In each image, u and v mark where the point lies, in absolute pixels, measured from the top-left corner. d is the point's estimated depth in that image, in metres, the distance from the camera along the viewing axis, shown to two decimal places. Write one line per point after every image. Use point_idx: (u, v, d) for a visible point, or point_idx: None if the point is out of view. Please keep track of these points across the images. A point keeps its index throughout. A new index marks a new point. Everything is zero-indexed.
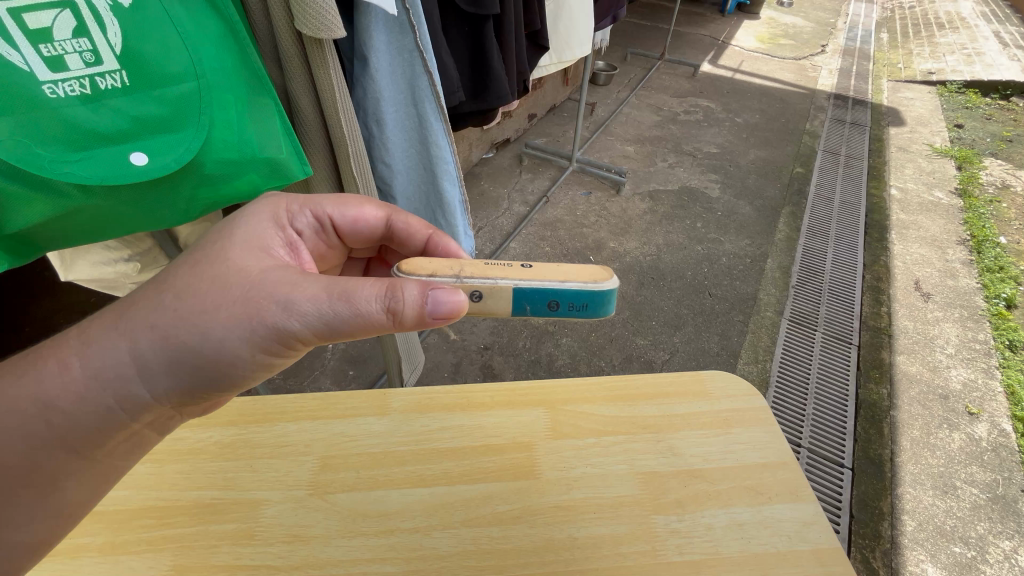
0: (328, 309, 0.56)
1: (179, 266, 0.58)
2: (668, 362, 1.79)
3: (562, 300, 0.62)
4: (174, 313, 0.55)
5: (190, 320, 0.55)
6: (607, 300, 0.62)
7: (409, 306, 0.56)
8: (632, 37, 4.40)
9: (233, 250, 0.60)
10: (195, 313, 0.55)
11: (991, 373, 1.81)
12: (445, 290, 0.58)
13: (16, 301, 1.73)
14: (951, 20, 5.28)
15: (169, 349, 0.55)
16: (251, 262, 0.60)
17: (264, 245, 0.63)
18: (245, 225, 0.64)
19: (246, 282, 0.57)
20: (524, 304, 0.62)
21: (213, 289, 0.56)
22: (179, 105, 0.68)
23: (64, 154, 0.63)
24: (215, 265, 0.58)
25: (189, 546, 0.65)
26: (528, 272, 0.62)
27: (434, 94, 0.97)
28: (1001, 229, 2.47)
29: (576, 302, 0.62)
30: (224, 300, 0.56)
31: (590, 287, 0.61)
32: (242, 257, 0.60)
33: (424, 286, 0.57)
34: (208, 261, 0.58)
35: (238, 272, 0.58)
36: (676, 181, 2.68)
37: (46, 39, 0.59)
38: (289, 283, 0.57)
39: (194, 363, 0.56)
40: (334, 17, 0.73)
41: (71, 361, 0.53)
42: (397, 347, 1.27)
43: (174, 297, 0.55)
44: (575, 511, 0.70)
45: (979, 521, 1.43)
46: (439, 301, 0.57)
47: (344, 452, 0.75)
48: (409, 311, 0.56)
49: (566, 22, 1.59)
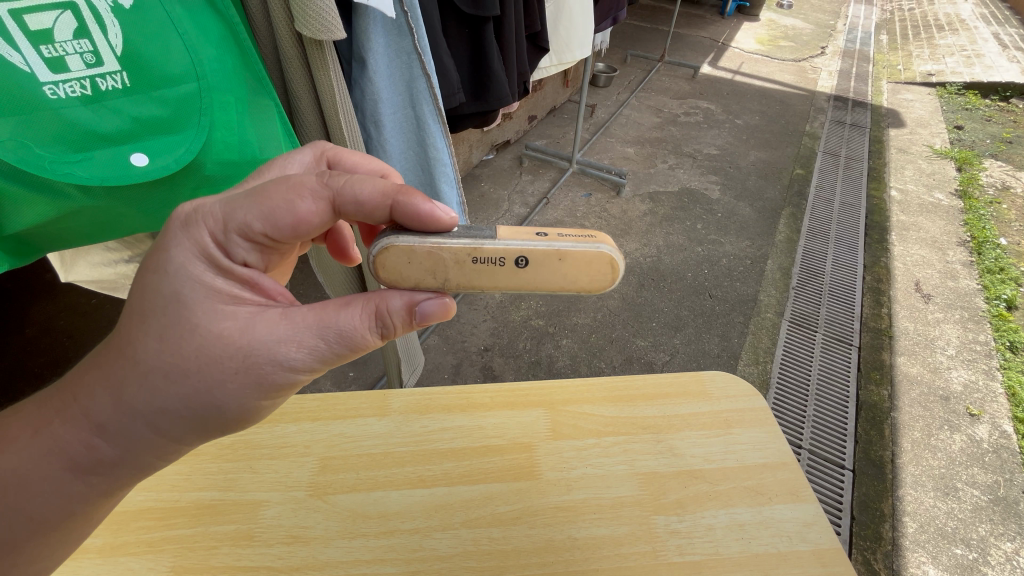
0: (329, 351, 0.56)
1: (148, 336, 0.52)
2: (668, 363, 1.79)
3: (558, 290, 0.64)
4: (178, 394, 0.52)
5: (204, 395, 0.53)
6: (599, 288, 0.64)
7: (401, 325, 0.59)
8: (632, 38, 4.42)
9: (198, 314, 0.53)
10: (201, 390, 0.53)
11: (991, 375, 1.80)
12: (431, 299, 0.60)
13: (17, 302, 1.74)
14: (951, 22, 5.29)
15: (189, 419, 0.54)
16: (226, 321, 0.53)
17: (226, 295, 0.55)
18: (191, 286, 0.54)
19: (234, 348, 0.53)
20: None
21: (209, 366, 0.52)
22: (179, 106, 0.68)
23: (64, 155, 0.63)
24: (193, 337, 0.52)
25: (189, 548, 0.65)
26: (521, 288, 0.61)
27: (433, 95, 0.97)
28: (1001, 230, 2.47)
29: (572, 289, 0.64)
30: (222, 373, 0.53)
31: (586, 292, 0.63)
32: (212, 320, 0.53)
33: (409, 301, 0.59)
34: (186, 330, 0.52)
35: (219, 341, 0.52)
36: (676, 183, 2.68)
37: (47, 40, 0.59)
38: (276, 338, 0.54)
39: (219, 425, 0.56)
40: (334, 18, 0.73)
41: (97, 442, 0.52)
42: (396, 349, 1.27)
43: (166, 378, 0.51)
44: (575, 512, 0.70)
45: (980, 523, 1.42)
46: (427, 312, 0.60)
47: (345, 453, 0.75)
48: (403, 328, 0.60)
49: (565, 24, 1.59)
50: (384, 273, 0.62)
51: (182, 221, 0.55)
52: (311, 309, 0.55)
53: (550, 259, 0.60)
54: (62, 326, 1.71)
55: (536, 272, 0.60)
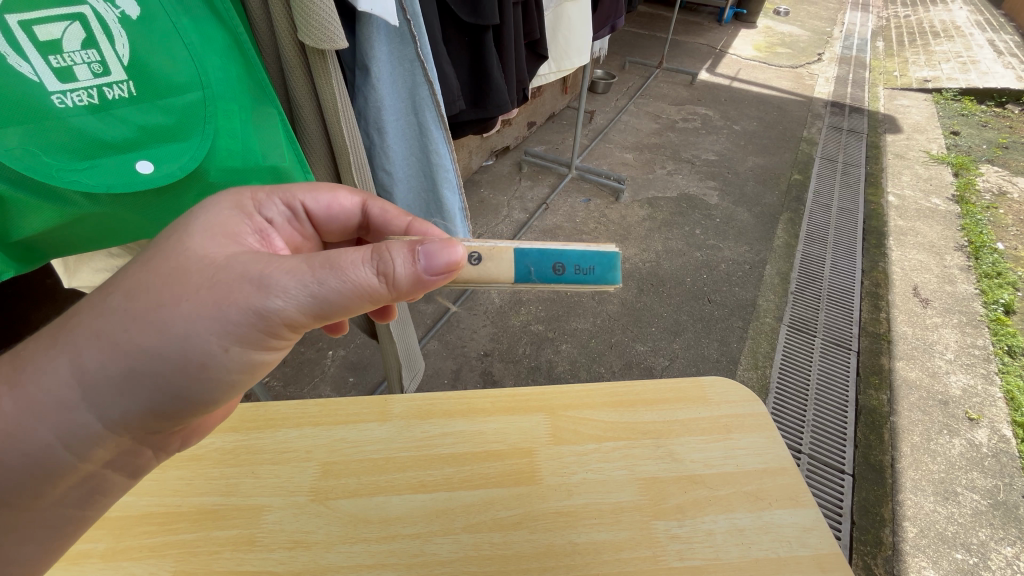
0: (312, 282, 0.52)
1: (131, 262, 0.54)
2: (668, 368, 1.79)
3: (568, 263, 0.62)
4: (126, 313, 0.50)
5: (148, 318, 0.50)
6: (610, 266, 0.63)
7: (398, 265, 0.54)
8: (630, 45, 4.45)
9: (191, 234, 0.55)
10: (151, 309, 0.50)
11: (990, 379, 1.81)
12: (437, 242, 0.55)
13: (18, 308, 1.74)
14: (946, 29, 5.34)
15: (123, 355, 0.50)
16: (214, 246, 0.55)
17: (230, 231, 0.59)
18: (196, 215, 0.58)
19: (209, 267, 0.53)
20: (526, 262, 0.62)
21: (174, 279, 0.51)
22: (184, 114, 0.69)
23: (71, 163, 0.64)
24: (171, 254, 0.53)
25: (190, 553, 0.65)
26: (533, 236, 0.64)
27: (434, 103, 0.98)
28: (998, 235, 2.49)
29: (582, 266, 0.63)
30: (184, 290, 0.51)
31: (595, 250, 0.62)
32: (202, 243, 0.55)
33: (413, 245, 0.54)
34: (158, 253, 0.53)
35: (201, 259, 0.53)
36: (675, 188, 2.70)
37: (56, 50, 0.60)
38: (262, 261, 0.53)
39: (158, 370, 0.52)
40: (336, 28, 0.74)
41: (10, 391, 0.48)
42: (396, 355, 1.28)
43: (124, 297, 0.51)
44: (576, 517, 0.70)
45: (980, 527, 1.43)
46: (432, 255, 0.54)
47: (346, 458, 0.75)
48: (401, 268, 0.54)
49: (564, 32, 1.61)
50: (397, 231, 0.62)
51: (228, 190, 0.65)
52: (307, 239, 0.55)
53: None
54: None
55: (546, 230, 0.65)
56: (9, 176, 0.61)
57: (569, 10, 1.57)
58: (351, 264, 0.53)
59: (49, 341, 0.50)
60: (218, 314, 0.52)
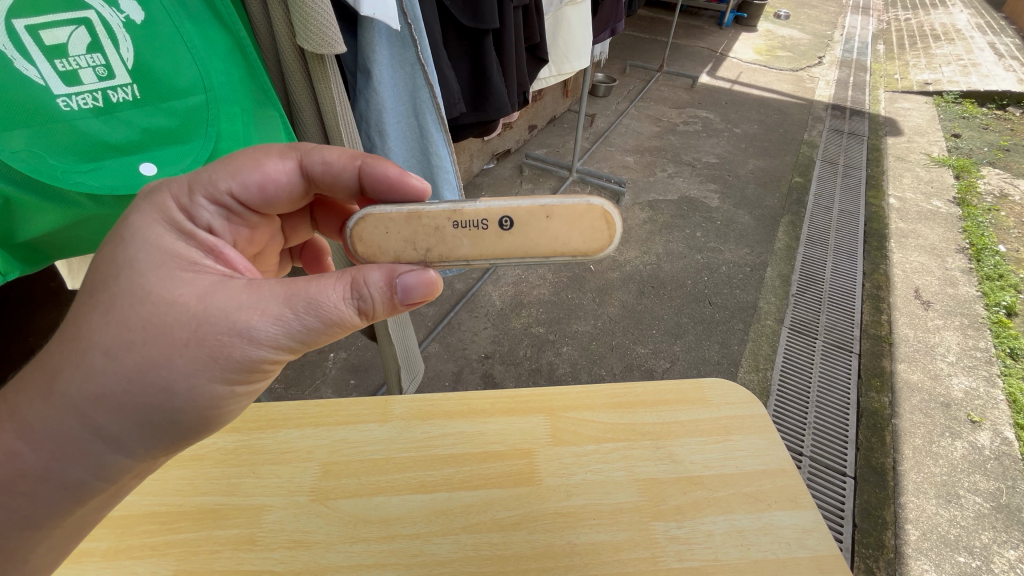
0: (293, 323, 0.56)
1: (93, 311, 0.53)
2: (668, 370, 1.79)
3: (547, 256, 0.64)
4: (119, 373, 0.52)
5: (143, 375, 0.52)
6: None
7: (375, 293, 0.58)
8: (631, 49, 4.47)
9: (153, 280, 0.54)
10: (143, 368, 0.52)
11: (992, 382, 1.80)
12: (413, 273, 0.60)
13: (22, 311, 1.76)
14: (947, 32, 5.35)
15: (132, 412, 0.53)
16: (179, 289, 0.54)
17: (188, 261, 0.57)
18: (161, 287, 0.54)
19: (187, 315, 0.53)
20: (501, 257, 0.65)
21: (164, 330, 0.53)
22: (187, 117, 0.69)
23: (76, 165, 0.64)
24: (142, 306, 0.53)
25: (192, 552, 0.65)
26: (511, 244, 0.61)
27: (434, 105, 0.99)
28: (1000, 237, 2.48)
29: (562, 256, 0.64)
30: (174, 345, 0.53)
31: (577, 258, 0.63)
32: (169, 287, 0.54)
33: (389, 276, 0.59)
34: (127, 299, 0.53)
35: (173, 307, 0.53)
36: (676, 191, 2.70)
37: (61, 55, 0.60)
38: (237, 305, 0.55)
39: (169, 418, 0.55)
40: (335, 33, 0.74)
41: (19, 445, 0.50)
42: (395, 356, 1.28)
43: (106, 355, 0.51)
44: (575, 518, 0.70)
45: (983, 530, 1.42)
46: (407, 287, 0.59)
47: (346, 458, 0.76)
48: (379, 295, 0.58)
49: (564, 36, 1.62)
50: (361, 246, 0.65)
51: (146, 194, 0.62)
52: (282, 281, 0.56)
53: (536, 219, 0.61)
54: None
55: (520, 231, 0.61)
56: (16, 177, 0.62)
57: (568, 14, 1.58)
58: (333, 308, 0.57)
59: (47, 387, 0.51)
60: (195, 349, 0.53)
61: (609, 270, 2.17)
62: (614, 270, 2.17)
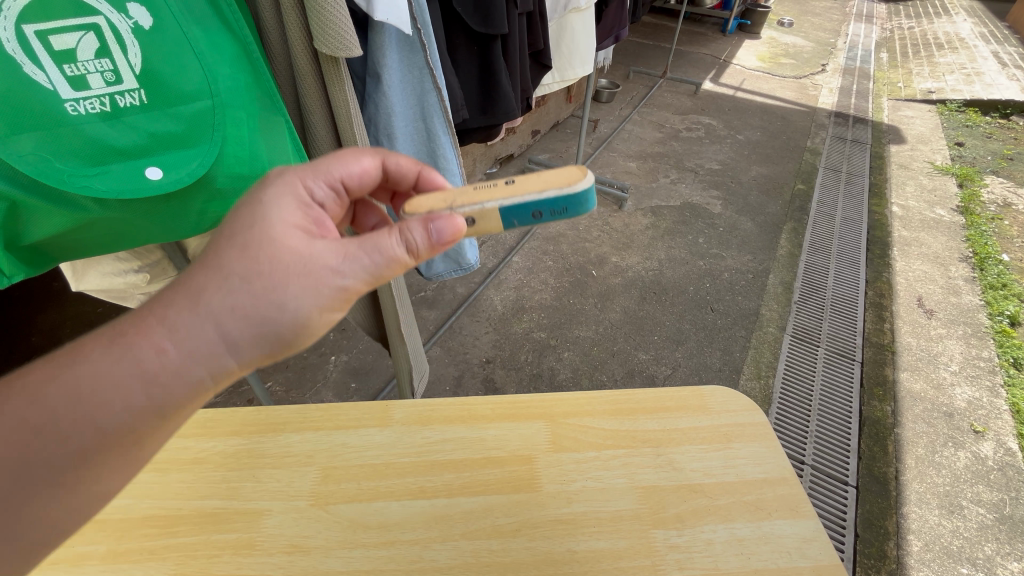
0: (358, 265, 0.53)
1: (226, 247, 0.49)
2: (669, 377, 1.78)
3: (543, 209, 0.59)
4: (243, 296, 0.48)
5: (263, 301, 0.48)
6: (586, 199, 0.60)
7: (420, 240, 0.54)
8: (635, 56, 4.49)
9: (273, 229, 0.50)
10: (267, 295, 0.48)
11: (995, 392, 1.80)
12: (446, 217, 0.55)
13: (26, 311, 1.77)
14: (950, 41, 5.37)
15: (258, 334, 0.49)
16: (294, 236, 0.51)
17: (303, 226, 0.53)
18: (283, 231, 0.51)
19: (298, 254, 0.50)
20: (512, 222, 0.61)
21: (268, 265, 0.49)
22: (193, 122, 0.66)
23: (82, 169, 0.61)
24: (266, 247, 0.49)
25: (191, 557, 0.63)
26: (508, 190, 0.60)
27: (442, 109, 1.00)
28: (1004, 246, 2.48)
29: (556, 208, 0.59)
30: (289, 273, 0.49)
31: (552, 191, 0.58)
32: (283, 234, 0.51)
33: (425, 221, 0.55)
34: (261, 242, 0.49)
35: (286, 246, 0.50)
36: (678, 197, 2.70)
37: (70, 60, 0.58)
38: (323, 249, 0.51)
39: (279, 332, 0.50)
40: (352, 36, 0.74)
41: None
42: (409, 356, 1.18)
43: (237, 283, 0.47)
44: (575, 525, 0.70)
45: (987, 541, 1.41)
46: (444, 228, 0.54)
47: (346, 463, 0.74)
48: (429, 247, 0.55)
49: (569, 42, 1.63)
50: None
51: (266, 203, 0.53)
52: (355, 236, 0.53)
53: (531, 175, 0.61)
54: (68, 335, 1.72)
55: (522, 179, 0.61)
56: (23, 179, 0.59)
57: (573, 21, 1.59)
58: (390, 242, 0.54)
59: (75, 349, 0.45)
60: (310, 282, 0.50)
61: (611, 275, 2.18)
62: (616, 276, 2.17)
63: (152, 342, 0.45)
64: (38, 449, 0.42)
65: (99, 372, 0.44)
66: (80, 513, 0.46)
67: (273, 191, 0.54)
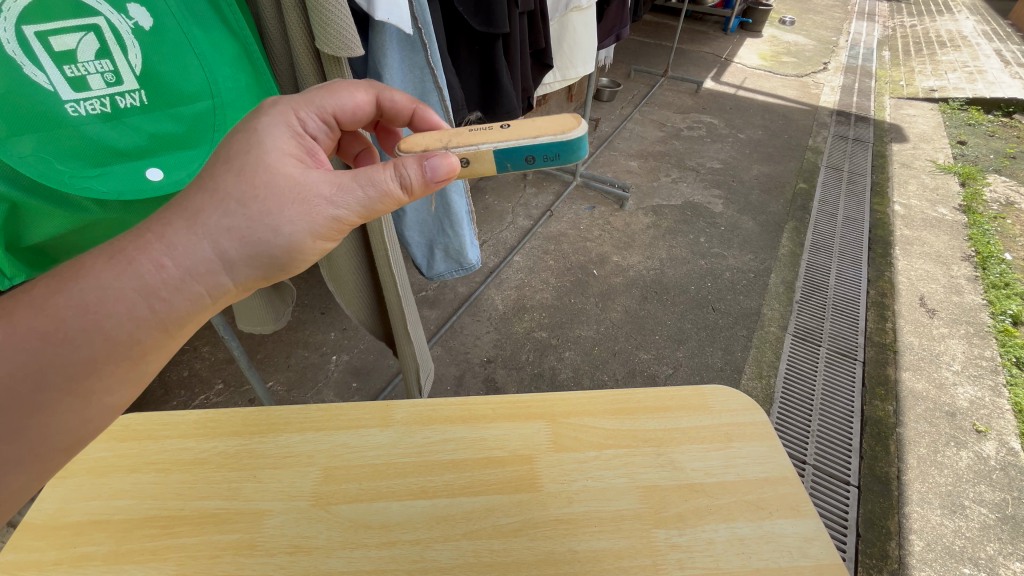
0: (351, 196, 0.59)
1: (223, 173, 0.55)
2: (670, 376, 1.78)
3: (537, 154, 0.70)
4: (239, 218, 0.54)
5: (255, 225, 0.54)
6: (575, 147, 0.71)
7: (412, 175, 0.61)
8: (636, 54, 4.48)
9: (268, 158, 0.57)
10: (261, 217, 0.55)
11: (998, 391, 1.79)
12: (438, 156, 0.63)
13: None
14: (953, 39, 5.35)
15: (250, 256, 0.55)
16: (290, 166, 0.58)
17: (296, 155, 0.60)
18: (279, 160, 0.57)
19: (291, 182, 0.57)
20: (505, 164, 0.71)
21: (264, 192, 0.55)
22: (194, 123, 0.66)
23: (83, 170, 0.61)
24: (261, 174, 0.56)
25: (193, 557, 0.63)
26: (505, 134, 0.70)
27: (443, 109, 0.99)
28: (1006, 245, 2.47)
29: (549, 154, 0.70)
30: (283, 200, 0.56)
31: (547, 139, 0.69)
32: (279, 163, 0.57)
33: (419, 159, 0.62)
34: (254, 168, 0.56)
35: (282, 175, 0.57)
36: (680, 196, 2.70)
37: (70, 61, 0.58)
38: (319, 179, 0.58)
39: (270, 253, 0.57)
40: (353, 36, 0.73)
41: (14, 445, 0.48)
42: (414, 354, 1.18)
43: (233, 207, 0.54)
44: (576, 525, 0.70)
45: (989, 542, 1.40)
46: (435, 166, 0.62)
47: (347, 463, 0.74)
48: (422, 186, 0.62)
49: (570, 41, 1.62)
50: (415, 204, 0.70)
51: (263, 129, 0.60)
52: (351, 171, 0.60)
53: (527, 124, 0.71)
54: None
55: (517, 125, 0.71)
56: (24, 181, 0.59)
57: (574, 19, 1.59)
58: (382, 176, 0.60)
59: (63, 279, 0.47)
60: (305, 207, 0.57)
61: (612, 275, 2.17)
62: (617, 275, 2.17)
63: (151, 257, 0.49)
64: (53, 354, 0.46)
65: (103, 286, 0.48)
66: (96, 417, 0.50)
67: (270, 121, 0.61)
